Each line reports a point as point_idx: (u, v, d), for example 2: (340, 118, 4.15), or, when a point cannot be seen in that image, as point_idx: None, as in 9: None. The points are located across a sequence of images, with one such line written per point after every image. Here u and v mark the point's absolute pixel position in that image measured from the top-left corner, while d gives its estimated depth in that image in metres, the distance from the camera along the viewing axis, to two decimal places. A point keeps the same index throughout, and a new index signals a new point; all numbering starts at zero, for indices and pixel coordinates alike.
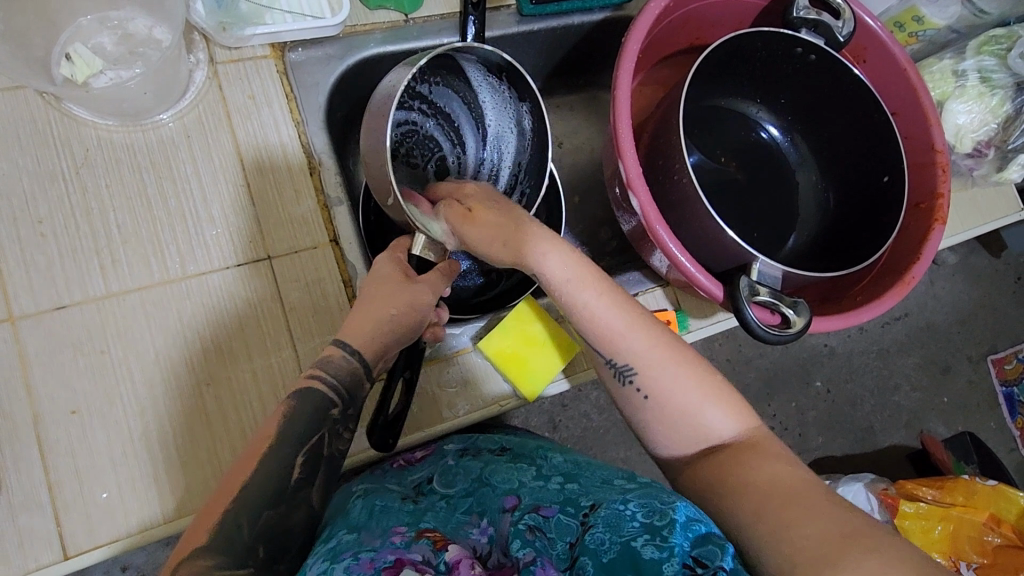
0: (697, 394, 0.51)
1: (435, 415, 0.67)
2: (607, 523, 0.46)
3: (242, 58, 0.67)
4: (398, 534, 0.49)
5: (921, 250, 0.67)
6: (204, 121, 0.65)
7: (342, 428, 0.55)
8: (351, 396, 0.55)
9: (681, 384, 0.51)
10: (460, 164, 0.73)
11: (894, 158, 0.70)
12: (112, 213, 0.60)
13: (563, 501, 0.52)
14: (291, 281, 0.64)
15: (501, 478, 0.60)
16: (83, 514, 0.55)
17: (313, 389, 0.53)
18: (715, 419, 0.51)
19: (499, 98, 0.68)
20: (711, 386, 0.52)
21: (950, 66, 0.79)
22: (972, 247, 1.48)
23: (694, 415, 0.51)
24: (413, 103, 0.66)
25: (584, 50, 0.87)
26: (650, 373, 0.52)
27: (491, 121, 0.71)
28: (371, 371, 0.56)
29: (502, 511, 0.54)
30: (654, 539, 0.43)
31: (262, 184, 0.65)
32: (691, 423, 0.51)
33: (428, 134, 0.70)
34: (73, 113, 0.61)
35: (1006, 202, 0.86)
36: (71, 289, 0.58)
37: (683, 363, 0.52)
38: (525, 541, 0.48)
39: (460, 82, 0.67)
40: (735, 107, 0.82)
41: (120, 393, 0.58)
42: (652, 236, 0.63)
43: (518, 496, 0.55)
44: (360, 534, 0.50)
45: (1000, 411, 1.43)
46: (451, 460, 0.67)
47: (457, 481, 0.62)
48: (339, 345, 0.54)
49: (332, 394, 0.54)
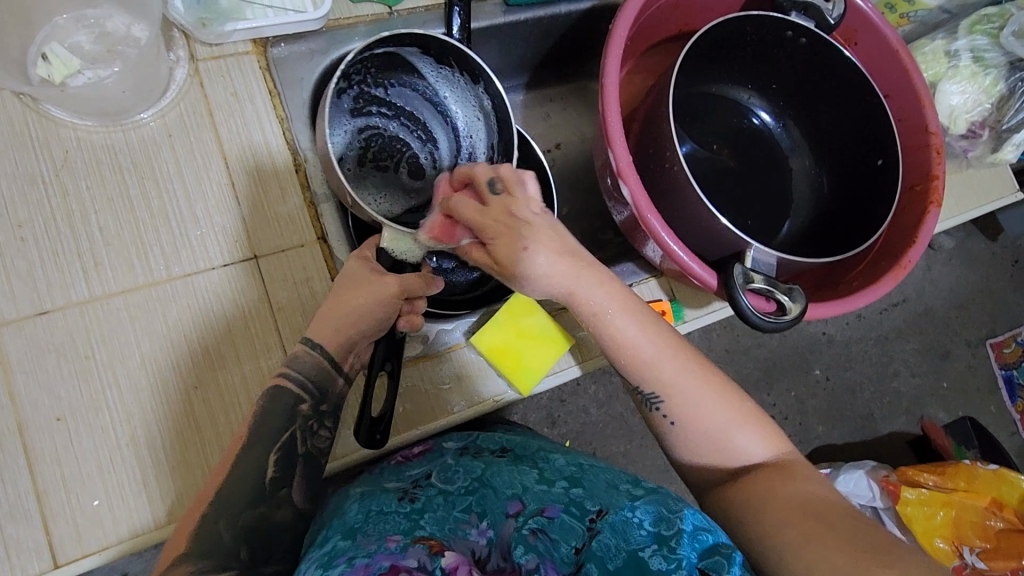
0: (727, 416, 0.51)
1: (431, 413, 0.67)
2: (613, 528, 0.46)
3: (223, 55, 0.66)
4: (393, 539, 0.48)
5: (917, 233, 0.67)
6: (186, 120, 0.63)
7: (317, 425, 0.55)
8: (321, 390, 0.55)
9: (711, 410, 0.51)
10: (434, 159, 0.74)
11: (887, 141, 0.70)
12: (93, 215, 0.59)
13: (568, 501, 0.51)
14: (278, 281, 0.63)
15: (503, 479, 0.58)
16: (71, 522, 0.54)
17: (283, 387, 0.53)
18: (742, 440, 0.51)
19: (455, 87, 0.70)
20: (738, 409, 0.52)
21: (943, 46, 0.78)
22: (968, 231, 1.48)
23: (721, 437, 0.51)
24: (371, 107, 0.70)
25: (573, 40, 0.86)
26: (682, 398, 0.51)
27: (456, 110, 0.72)
28: (342, 369, 0.56)
29: (505, 516, 0.52)
30: (662, 548, 0.43)
31: (246, 183, 0.64)
32: (716, 445, 0.51)
33: (396, 137, 0.72)
34: (52, 115, 0.60)
35: (1001, 184, 0.85)
36: (54, 294, 0.57)
37: (712, 388, 0.52)
38: (528, 546, 0.47)
39: (413, 78, 0.70)
40: (727, 93, 0.81)
41: (106, 398, 0.57)
42: (643, 226, 0.62)
43: (522, 500, 0.53)
44: (357, 540, 0.49)
45: (1000, 395, 1.42)
46: (450, 458, 0.65)
47: (457, 478, 0.61)
48: (305, 341, 0.54)
49: (301, 391, 0.54)
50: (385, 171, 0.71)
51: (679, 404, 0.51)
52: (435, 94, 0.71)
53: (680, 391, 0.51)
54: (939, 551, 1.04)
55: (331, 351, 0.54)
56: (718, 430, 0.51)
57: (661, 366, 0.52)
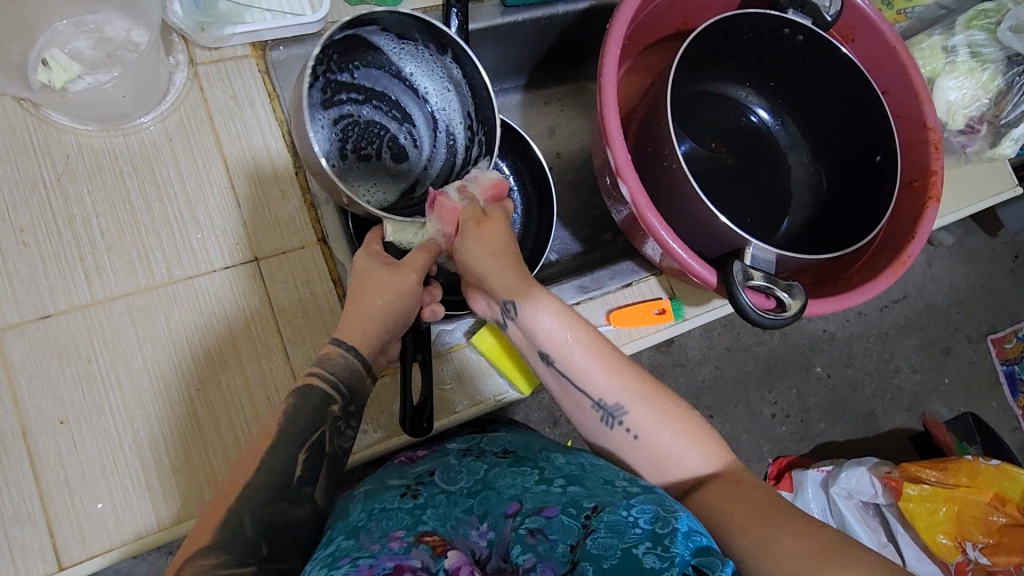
0: (676, 438, 0.53)
1: (438, 411, 0.67)
2: (609, 527, 0.45)
3: (223, 59, 0.66)
4: (396, 540, 0.48)
5: (917, 229, 0.67)
6: (186, 124, 0.64)
7: (345, 425, 0.55)
8: (352, 392, 0.55)
9: (660, 431, 0.53)
10: (413, 137, 0.71)
11: (886, 137, 0.70)
12: (95, 219, 0.60)
13: (567, 501, 0.49)
14: (280, 283, 0.63)
15: (505, 481, 0.57)
16: (76, 525, 0.54)
17: (313, 385, 0.53)
18: (689, 459, 0.52)
19: (423, 65, 0.67)
20: (690, 428, 0.53)
21: (940, 42, 0.78)
22: (968, 227, 1.48)
23: (671, 454, 0.53)
24: (342, 96, 0.67)
25: (571, 40, 0.86)
26: (634, 414, 0.53)
27: (426, 84, 0.69)
28: (370, 367, 0.56)
29: (504, 516, 0.51)
30: (656, 546, 0.43)
31: (247, 186, 0.64)
32: (667, 463, 0.53)
33: (374, 122, 0.70)
34: (52, 120, 0.60)
35: (1000, 179, 0.85)
36: (56, 298, 0.57)
37: (664, 409, 0.54)
38: (527, 546, 0.47)
39: (376, 55, 0.66)
40: (724, 92, 0.81)
41: (109, 401, 0.57)
42: (643, 224, 0.62)
43: (521, 500, 0.52)
44: (359, 539, 0.49)
45: (1001, 391, 1.43)
46: (454, 459, 0.65)
47: (461, 478, 0.60)
48: (336, 343, 0.54)
49: (331, 390, 0.54)
50: (369, 161, 0.70)
51: (632, 420, 0.53)
52: (402, 71, 0.68)
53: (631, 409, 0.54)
54: (942, 547, 1.04)
55: (328, 352, 0.54)
56: (668, 449, 0.53)
57: (610, 388, 0.54)
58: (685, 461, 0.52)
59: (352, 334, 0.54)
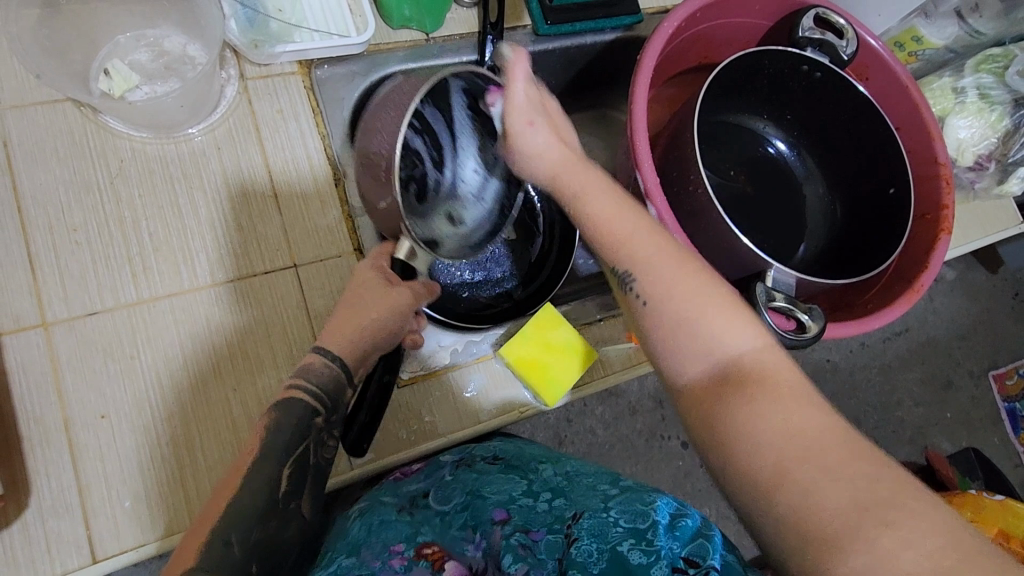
0: (698, 300, 0.48)
1: (442, 426, 0.68)
2: (591, 531, 0.47)
3: (271, 74, 0.69)
4: (396, 555, 0.52)
5: (929, 259, 0.70)
6: (234, 134, 0.67)
7: (327, 436, 0.54)
8: (334, 403, 0.54)
9: (684, 294, 0.49)
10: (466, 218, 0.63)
11: (900, 171, 0.73)
12: (144, 222, 0.62)
13: (553, 518, 0.51)
14: (316, 289, 0.65)
15: (493, 488, 0.60)
16: (110, 519, 0.56)
17: (293, 398, 0.52)
18: (717, 330, 0.47)
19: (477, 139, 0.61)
20: (718, 299, 0.48)
21: (950, 83, 0.82)
22: (970, 263, 1.51)
23: (698, 325, 0.47)
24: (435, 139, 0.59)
25: (595, 71, 0.90)
26: (647, 278, 0.50)
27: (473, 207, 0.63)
28: (352, 378, 0.55)
29: (492, 524, 0.54)
30: (639, 543, 0.43)
31: (288, 194, 0.67)
32: (692, 331, 0.47)
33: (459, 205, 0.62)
34: (109, 126, 0.63)
35: (1005, 216, 0.89)
36: (103, 295, 0.59)
37: (685, 269, 0.50)
38: (518, 556, 0.48)
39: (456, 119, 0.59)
40: (743, 122, 0.84)
41: (150, 399, 0.58)
42: (669, 245, 0.65)
43: (508, 509, 0.55)
44: (360, 555, 0.52)
45: (1003, 426, 1.44)
46: (448, 473, 0.67)
47: (454, 495, 0.62)
48: (320, 352, 0.54)
49: (315, 402, 0.53)
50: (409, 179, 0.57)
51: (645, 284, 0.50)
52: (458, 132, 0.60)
53: (645, 271, 0.50)
54: None
55: None
56: (688, 314, 0.48)
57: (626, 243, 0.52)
58: (712, 329, 0.47)
59: (346, 335, 0.54)
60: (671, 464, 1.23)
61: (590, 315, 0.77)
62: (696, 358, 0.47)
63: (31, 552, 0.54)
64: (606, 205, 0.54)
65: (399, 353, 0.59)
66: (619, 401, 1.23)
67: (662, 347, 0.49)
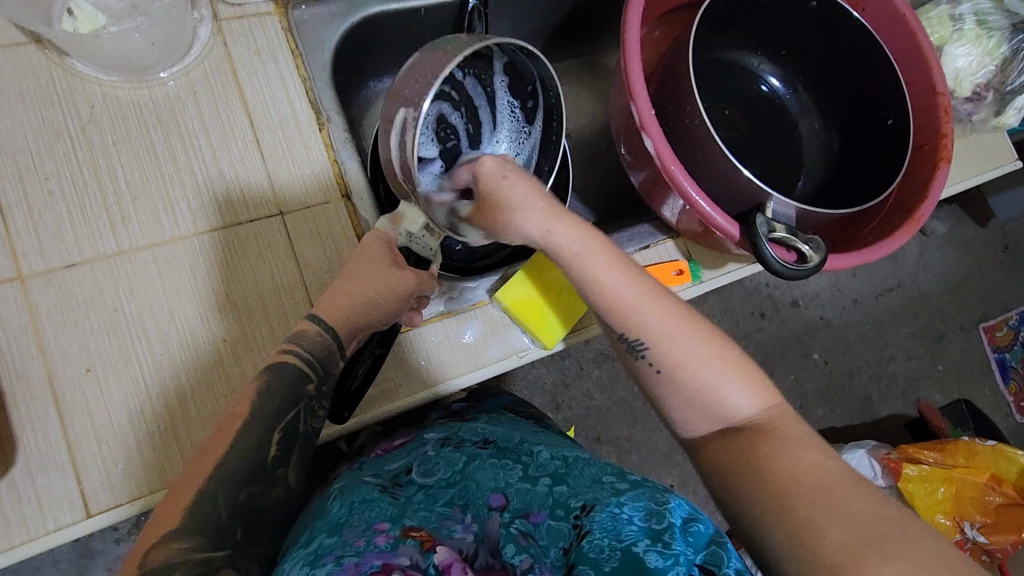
0: (715, 367, 0.50)
1: (443, 371, 0.67)
2: (603, 528, 0.45)
3: (246, 14, 0.66)
4: (381, 533, 0.48)
5: (929, 190, 0.68)
6: (210, 78, 0.63)
7: (317, 405, 0.56)
8: (324, 370, 0.56)
9: (694, 360, 0.50)
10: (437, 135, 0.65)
11: (898, 100, 0.71)
12: (120, 169, 0.59)
13: (553, 504, 0.50)
14: (304, 237, 0.63)
15: (487, 472, 0.58)
16: (103, 474, 0.54)
17: (285, 362, 0.55)
18: (731, 394, 0.49)
19: (519, 129, 0.69)
20: (727, 361, 0.50)
21: (947, 11, 0.80)
22: (960, 216, 1.51)
23: (707, 391, 0.50)
24: (460, 105, 0.67)
25: (582, 14, 0.87)
26: (661, 346, 0.51)
27: (428, 125, 0.63)
28: (342, 347, 0.58)
29: (489, 510, 0.52)
30: (656, 544, 0.43)
31: (271, 141, 0.64)
32: (704, 399, 0.50)
33: (448, 122, 0.66)
34: (77, 70, 0.59)
35: (1001, 152, 0.86)
36: (82, 247, 0.57)
37: (698, 336, 0.51)
38: (519, 546, 0.47)
39: (488, 79, 0.67)
40: (737, 60, 0.82)
41: (136, 351, 0.57)
42: (667, 178, 0.64)
43: (505, 494, 0.54)
44: (343, 534, 0.49)
45: (993, 378, 1.46)
46: (432, 449, 0.64)
47: (437, 469, 0.60)
48: (315, 321, 0.56)
49: (304, 367, 0.55)
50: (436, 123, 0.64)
51: (659, 355, 0.51)
52: (497, 91, 0.68)
53: (661, 341, 0.51)
54: (941, 526, 1.12)
55: (334, 317, 0.57)
56: (701, 389, 0.50)
57: (635, 306, 0.52)
58: (729, 392, 0.49)
59: (341, 306, 0.57)
60: None
61: None
62: (702, 419, 0.50)
63: (22, 510, 0.52)
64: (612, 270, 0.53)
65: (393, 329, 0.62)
66: (615, 363, 1.23)
67: (673, 406, 0.51)
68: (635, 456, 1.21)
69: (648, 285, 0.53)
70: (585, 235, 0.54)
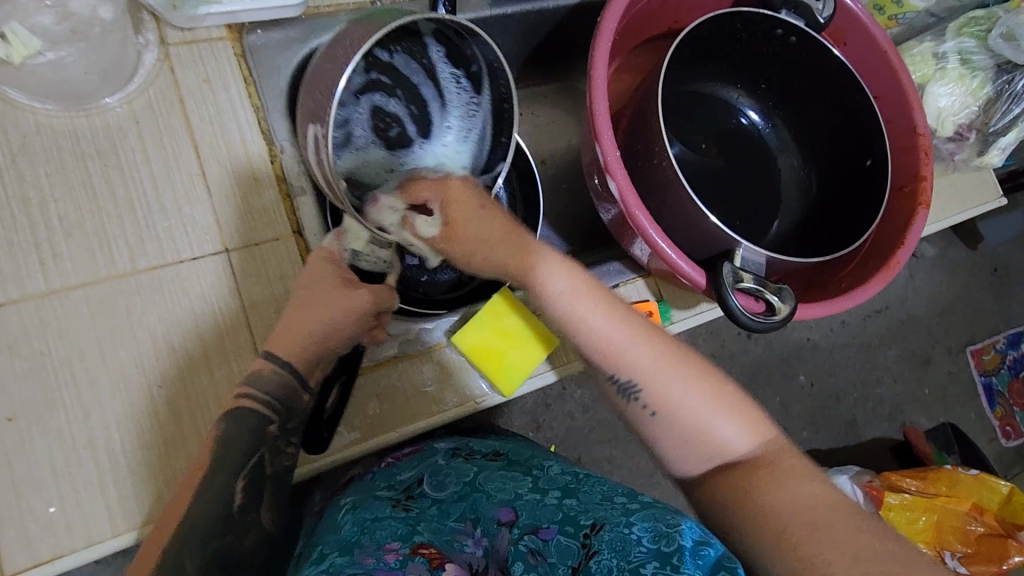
0: (704, 403, 0.48)
1: (399, 415, 0.63)
2: (613, 548, 0.46)
3: (196, 40, 0.63)
4: (391, 552, 0.51)
5: (906, 236, 0.66)
6: (154, 106, 0.60)
7: (284, 443, 0.53)
8: (288, 408, 0.53)
9: (684, 396, 0.49)
10: (376, 128, 0.64)
11: (877, 142, 0.69)
12: (53, 204, 0.56)
13: (563, 519, 0.51)
14: (250, 277, 0.60)
15: (496, 484, 0.61)
16: (23, 530, 0.51)
17: (244, 405, 0.51)
18: (726, 431, 0.48)
19: (466, 101, 0.65)
20: (719, 397, 0.49)
21: (931, 49, 0.77)
22: (949, 239, 1.49)
23: (700, 428, 0.48)
24: (395, 88, 0.64)
25: (558, 39, 0.84)
26: (652, 386, 0.49)
27: (364, 122, 0.63)
28: (307, 382, 0.54)
29: (498, 524, 0.54)
30: (664, 566, 0.42)
31: (218, 174, 0.61)
32: (696, 439, 0.48)
33: (387, 112, 0.64)
34: (9, 98, 0.56)
35: (986, 189, 0.84)
36: (8, 287, 0.54)
37: (689, 370, 0.50)
38: (528, 564, 0.49)
39: (420, 53, 0.63)
40: (714, 92, 0.80)
41: (63, 399, 0.53)
42: (631, 223, 0.61)
43: (514, 509, 0.55)
44: (354, 555, 0.52)
45: (980, 402, 1.44)
46: (443, 459, 0.69)
47: (449, 483, 0.65)
48: (269, 359, 0.52)
49: (266, 409, 0.51)
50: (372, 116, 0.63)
51: (648, 394, 0.49)
52: (435, 62, 0.64)
53: (647, 379, 0.49)
54: None
55: (291, 352, 0.52)
56: (693, 425, 0.48)
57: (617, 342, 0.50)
58: (721, 429, 0.48)
59: (300, 341, 0.53)
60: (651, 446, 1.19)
61: None
62: (698, 460, 0.48)
63: None
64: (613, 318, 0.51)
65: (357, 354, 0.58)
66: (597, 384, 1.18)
67: (671, 449, 0.49)
68: (615, 479, 1.16)
69: (626, 315, 0.51)
70: (583, 283, 0.52)
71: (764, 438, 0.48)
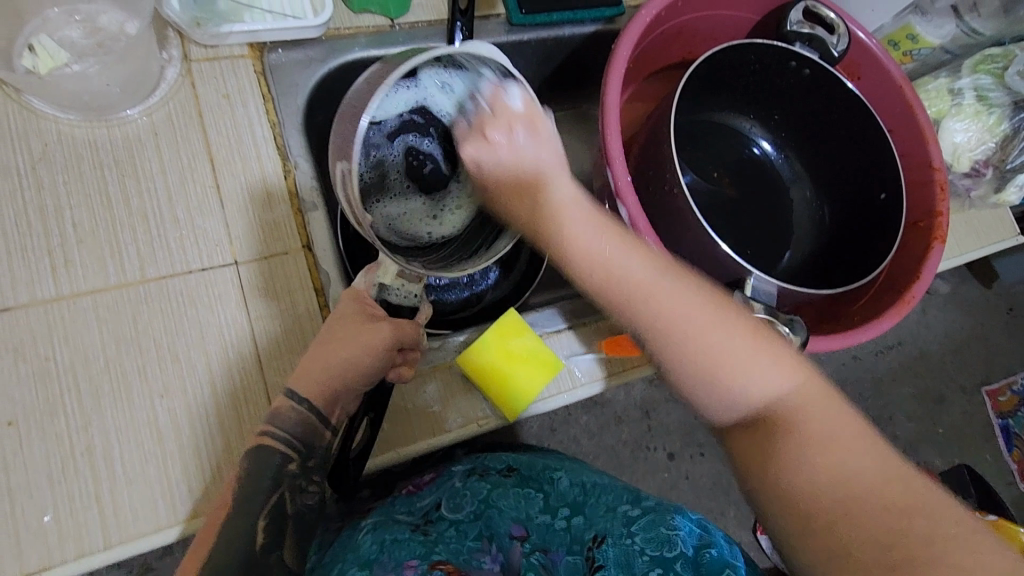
0: (731, 345, 0.49)
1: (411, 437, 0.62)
2: (616, 562, 0.53)
3: (218, 57, 0.64)
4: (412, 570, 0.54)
5: (921, 270, 0.65)
6: (174, 119, 0.62)
7: (304, 482, 0.53)
8: (307, 446, 0.54)
9: (714, 334, 0.49)
10: (409, 168, 0.67)
11: (891, 175, 0.68)
12: (68, 211, 0.57)
13: (570, 541, 0.60)
14: (258, 290, 0.60)
15: (509, 502, 0.66)
16: (14, 537, 0.50)
17: (264, 445, 0.52)
18: (753, 376, 0.49)
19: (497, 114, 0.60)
20: (744, 340, 0.49)
21: (947, 84, 0.78)
22: (963, 276, 1.47)
23: (724, 377, 0.49)
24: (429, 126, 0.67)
25: (574, 66, 0.85)
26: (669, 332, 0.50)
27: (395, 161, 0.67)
28: (323, 415, 0.54)
29: (511, 538, 0.62)
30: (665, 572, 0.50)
31: (232, 187, 0.62)
32: (720, 389, 0.49)
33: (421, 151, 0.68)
34: (33, 106, 0.58)
35: (1002, 227, 0.83)
36: (17, 290, 0.54)
37: (706, 312, 0.50)
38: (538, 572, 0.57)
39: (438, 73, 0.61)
40: (728, 122, 0.80)
41: (63, 405, 0.53)
42: None
43: (526, 526, 0.63)
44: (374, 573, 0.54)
45: (995, 443, 1.40)
46: (459, 481, 0.70)
47: (465, 503, 0.67)
48: (288, 396, 0.53)
49: (286, 448, 0.52)
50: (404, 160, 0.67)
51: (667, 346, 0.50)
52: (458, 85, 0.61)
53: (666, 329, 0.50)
54: None
55: (309, 389, 0.53)
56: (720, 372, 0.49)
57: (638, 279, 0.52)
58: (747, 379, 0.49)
59: (313, 373, 0.53)
60: (656, 476, 1.16)
61: (558, 321, 0.70)
62: (725, 406, 0.49)
63: None
64: (625, 248, 0.53)
65: (384, 388, 0.56)
66: (603, 411, 1.16)
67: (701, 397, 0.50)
68: None
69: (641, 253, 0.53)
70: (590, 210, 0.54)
71: (792, 379, 0.49)
